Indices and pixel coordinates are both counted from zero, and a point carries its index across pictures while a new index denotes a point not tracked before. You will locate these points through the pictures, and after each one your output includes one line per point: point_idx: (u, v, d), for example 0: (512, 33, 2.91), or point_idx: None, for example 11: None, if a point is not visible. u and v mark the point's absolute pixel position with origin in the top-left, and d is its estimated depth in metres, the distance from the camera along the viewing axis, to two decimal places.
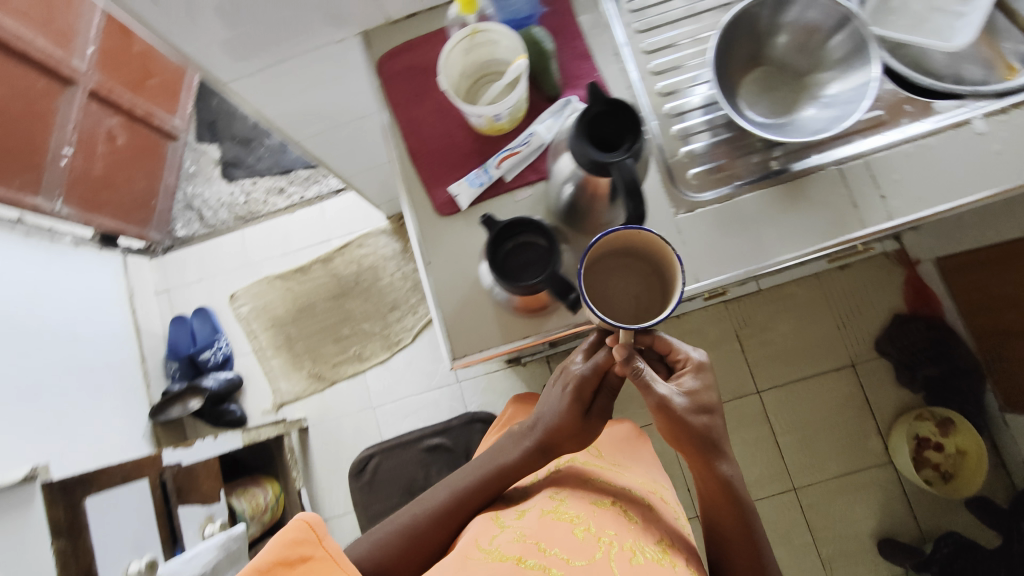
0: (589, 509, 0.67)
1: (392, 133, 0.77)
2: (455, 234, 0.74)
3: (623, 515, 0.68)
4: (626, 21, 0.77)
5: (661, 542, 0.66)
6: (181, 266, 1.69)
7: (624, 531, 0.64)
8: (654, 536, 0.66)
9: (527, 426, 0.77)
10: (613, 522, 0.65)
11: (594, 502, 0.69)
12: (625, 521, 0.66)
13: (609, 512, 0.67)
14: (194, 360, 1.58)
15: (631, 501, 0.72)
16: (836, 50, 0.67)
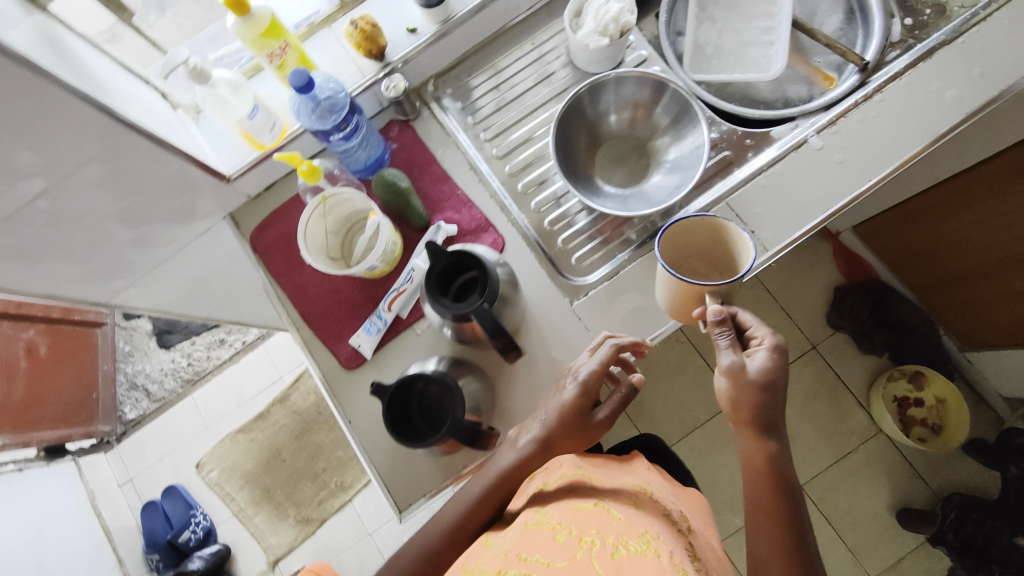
0: (572, 514, 0.56)
1: (282, 302, 0.77)
2: (368, 384, 0.73)
3: (611, 511, 0.56)
4: (472, 133, 0.80)
5: (655, 533, 0.53)
6: (139, 450, 1.64)
7: (608, 525, 0.53)
8: (647, 525, 0.54)
9: (527, 423, 0.68)
10: (599, 520, 0.54)
11: (579, 504, 0.58)
12: (609, 518, 0.54)
13: (593, 513, 0.56)
14: (174, 545, 1.51)
15: (623, 494, 0.60)
16: (663, 116, 0.72)
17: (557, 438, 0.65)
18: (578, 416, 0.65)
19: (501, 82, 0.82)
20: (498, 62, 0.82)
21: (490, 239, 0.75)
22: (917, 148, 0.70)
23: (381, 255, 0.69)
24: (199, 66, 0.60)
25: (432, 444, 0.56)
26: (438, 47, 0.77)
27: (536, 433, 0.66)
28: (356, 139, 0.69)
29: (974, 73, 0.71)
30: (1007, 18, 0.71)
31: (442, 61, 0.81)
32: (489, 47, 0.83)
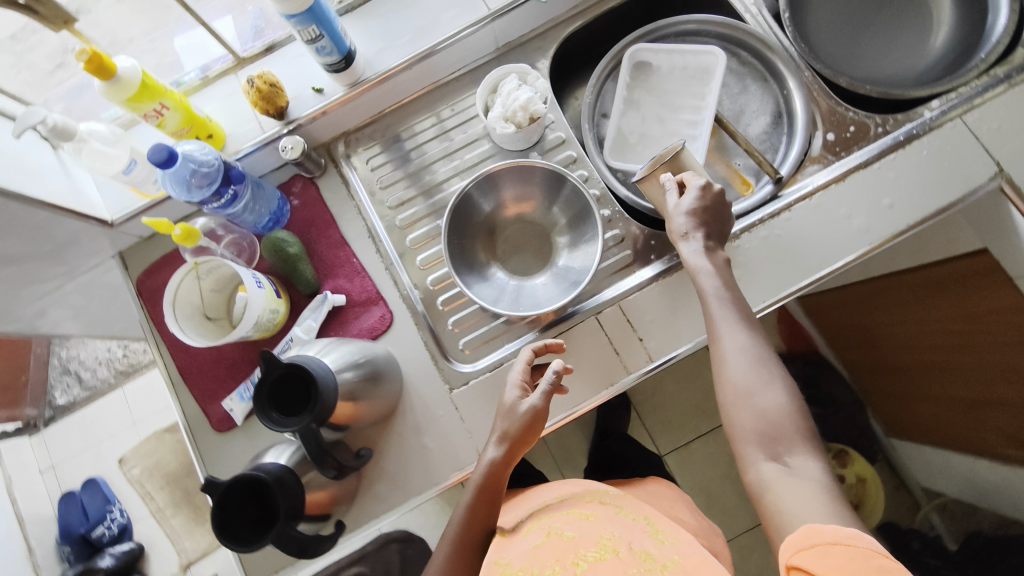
0: (531, 553, 0.61)
1: (161, 355, 0.75)
2: (234, 449, 0.72)
3: (561, 537, 0.63)
4: (378, 198, 0.78)
5: (605, 536, 0.63)
6: (66, 437, 1.63)
7: (570, 548, 0.60)
8: (598, 533, 0.64)
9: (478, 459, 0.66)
10: (554, 546, 0.61)
11: (531, 544, 0.63)
12: (562, 542, 0.62)
13: (547, 543, 0.62)
14: (87, 538, 1.50)
15: (565, 518, 0.68)
16: (565, 210, 0.71)
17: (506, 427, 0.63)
18: (512, 405, 0.64)
19: (413, 145, 0.79)
20: (416, 124, 0.80)
21: (378, 314, 0.73)
22: (816, 275, 0.68)
23: (257, 326, 0.68)
24: (60, 124, 0.59)
25: (257, 549, 0.54)
26: (347, 108, 0.75)
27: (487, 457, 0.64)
28: (244, 205, 0.67)
29: (884, 203, 0.68)
30: (925, 148, 0.69)
31: (355, 118, 0.78)
32: (408, 108, 0.80)
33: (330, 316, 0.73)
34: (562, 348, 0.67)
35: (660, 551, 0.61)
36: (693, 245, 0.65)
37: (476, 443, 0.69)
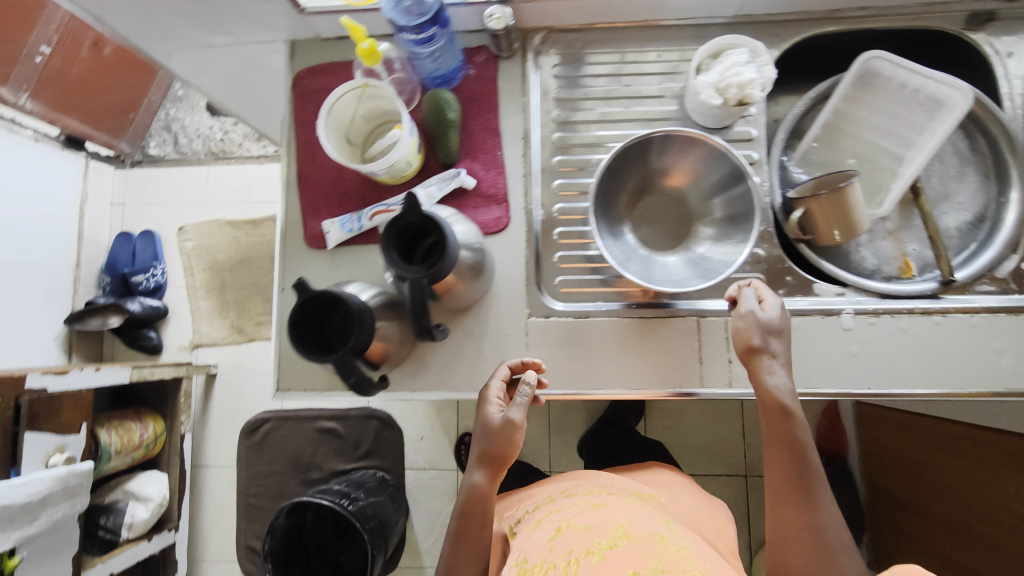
0: (544, 547, 0.78)
1: (288, 154, 0.77)
2: (315, 268, 0.74)
3: (576, 528, 0.81)
4: (546, 106, 0.75)
5: (618, 525, 0.80)
6: (143, 184, 1.71)
7: (582, 539, 0.78)
8: (612, 522, 0.80)
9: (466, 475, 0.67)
10: (573, 537, 0.79)
11: (546, 537, 0.80)
12: (577, 531, 0.80)
13: (564, 533, 0.80)
14: (127, 279, 1.61)
15: (576, 511, 0.85)
16: (722, 207, 0.68)
17: (494, 439, 0.63)
18: (490, 420, 0.64)
19: (604, 71, 0.75)
20: (625, 55, 0.75)
21: (495, 214, 0.72)
22: (934, 389, 0.64)
23: (404, 155, 0.67)
24: None
25: (315, 361, 0.55)
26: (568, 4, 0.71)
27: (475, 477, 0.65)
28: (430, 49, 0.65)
29: None
30: None
31: (565, 18, 0.75)
32: (619, 33, 0.76)
33: (453, 193, 0.73)
34: (541, 368, 0.68)
35: (670, 538, 0.78)
36: (779, 376, 0.60)
37: None
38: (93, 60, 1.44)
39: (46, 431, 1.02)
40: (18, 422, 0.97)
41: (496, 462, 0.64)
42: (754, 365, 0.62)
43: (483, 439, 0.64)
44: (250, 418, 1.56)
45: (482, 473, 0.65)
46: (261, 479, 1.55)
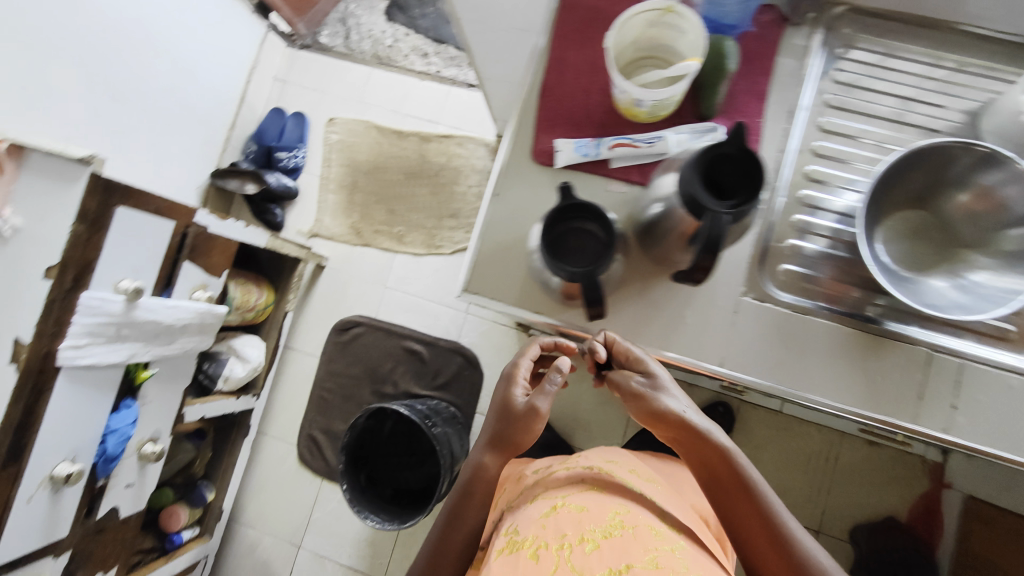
0: (538, 525, 0.82)
1: (539, 61, 0.75)
2: (535, 183, 0.72)
3: (570, 509, 0.85)
4: (824, 87, 0.71)
5: (613, 513, 0.83)
6: (306, 67, 1.74)
7: (578, 522, 0.81)
8: (608, 509, 0.84)
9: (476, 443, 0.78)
10: (567, 518, 0.83)
11: (541, 514, 0.85)
12: (572, 513, 0.83)
13: (559, 513, 0.84)
14: (270, 153, 1.65)
15: (574, 494, 0.89)
16: (1009, 240, 0.65)
17: (506, 420, 0.74)
18: (512, 403, 0.74)
19: (886, 65, 0.71)
20: (901, 49, 0.71)
21: None
22: None
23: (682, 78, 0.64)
24: None
25: (557, 268, 0.57)
26: None
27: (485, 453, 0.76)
28: None
29: None
30: None
31: None
32: (914, 30, 0.71)
33: None
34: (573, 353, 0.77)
35: (664, 533, 0.81)
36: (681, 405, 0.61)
37: (724, 354, 0.67)
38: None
39: (198, 266, 1.06)
40: (179, 250, 1.01)
41: (503, 443, 0.75)
42: (682, 431, 0.61)
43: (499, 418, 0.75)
44: (345, 317, 1.60)
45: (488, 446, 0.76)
46: (339, 377, 1.59)
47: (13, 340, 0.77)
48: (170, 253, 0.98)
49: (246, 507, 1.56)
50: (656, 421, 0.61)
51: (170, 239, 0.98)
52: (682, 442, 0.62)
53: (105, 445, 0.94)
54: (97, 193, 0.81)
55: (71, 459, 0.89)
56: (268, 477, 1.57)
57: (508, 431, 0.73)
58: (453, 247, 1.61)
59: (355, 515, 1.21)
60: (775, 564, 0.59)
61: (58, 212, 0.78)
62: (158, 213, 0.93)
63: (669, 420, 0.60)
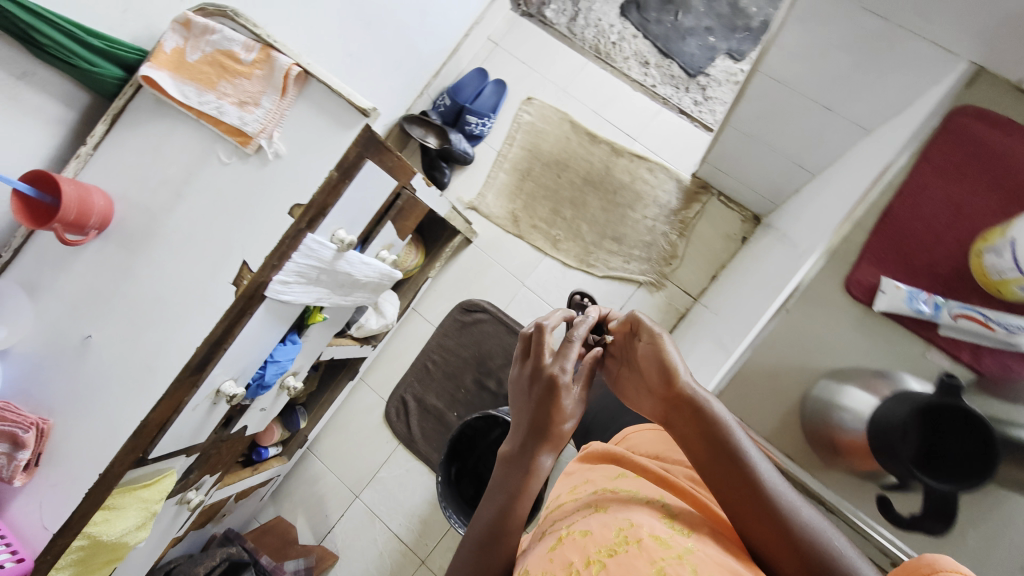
0: (543, 561, 0.57)
1: (890, 179, 0.64)
2: (834, 313, 0.64)
3: (575, 534, 0.58)
4: None
5: (619, 525, 0.56)
6: (522, 36, 1.65)
7: (581, 546, 0.54)
8: (613, 522, 0.57)
9: (506, 445, 0.69)
10: (574, 547, 0.56)
11: (546, 547, 0.59)
12: (579, 539, 0.56)
13: (566, 543, 0.57)
14: (460, 113, 1.60)
15: (581, 512, 0.62)
16: None
17: (552, 413, 0.67)
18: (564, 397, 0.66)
19: None
20: None
21: None
22: None
23: None
24: None
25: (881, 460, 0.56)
26: None
27: (522, 438, 0.67)
28: None
29: None
30: None
31: None
32: None
33: None
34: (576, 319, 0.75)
35: (679, 538, 0.53)
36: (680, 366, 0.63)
37: None
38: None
39: (394, 227, 1.03)
40: (388, 209, 0.98)
41: (546, 432, 0.67)
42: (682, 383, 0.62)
43: (540, 408, 0.67)
44: (475, 300, 1.56)
45: (532, 451, 0.67)
46: (449, 355, 1.57)
47: (242, 262, 0.77)
48: (381, 210, 0.95)
49: (321, 440, 1.58)
50: (662, 371, 0.64)
51: (386, 197, 0.95)
52: (682, 405, 0.61)
53: (263, 372, 0.94)
54: (361, 143, 0.78)
55: (235, 379, 0.90)
56: (351, 420, 1.59)
57: (559, 417, 0.67)
58: (604, 270, 1.53)
59: (439, 508, 1.23)
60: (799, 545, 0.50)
61: (324, 153, 0.77)
62: (390, 171, 0.90)
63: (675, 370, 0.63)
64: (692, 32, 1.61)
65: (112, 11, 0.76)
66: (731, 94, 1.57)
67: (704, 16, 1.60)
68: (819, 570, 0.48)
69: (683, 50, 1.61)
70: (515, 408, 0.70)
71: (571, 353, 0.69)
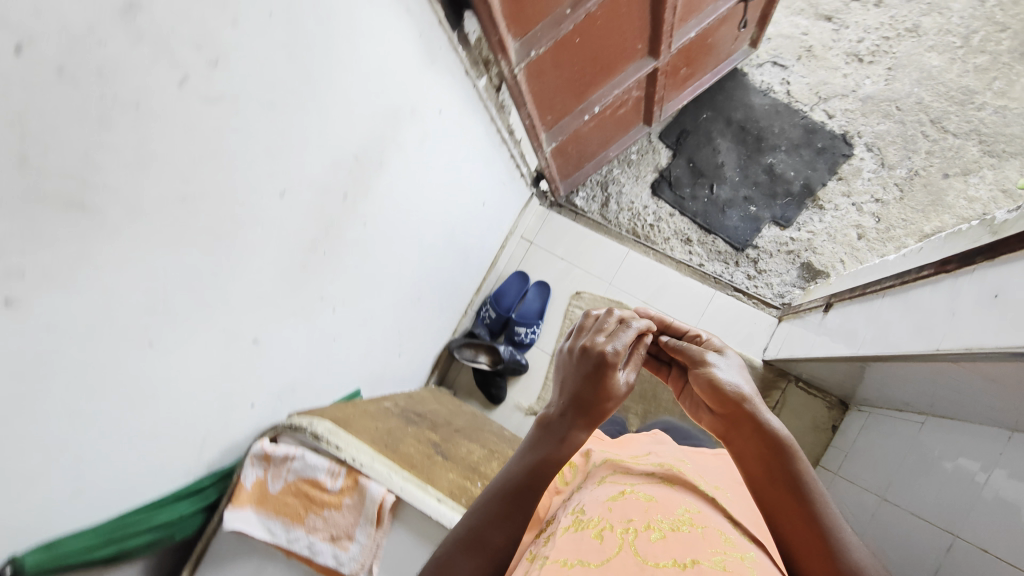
0: (604, 507, 0.65)
1: None
2: None
3: (639, 498, 0.66)
4: None
5: (683, 509, 0.64)
6: (557, 232, 1.63)
7: (643, 510, 0.62)
8: (678, 503, 0.65)
9: (547, 407, 0.67)
10: (634, 505, 0.64)
11: (609, 497, 0.67)
12: (640, 501, 0.65)
13: (626, 500, 0.65)
14: (508, 323, 1.54)
15: (645, 483, 0.71)
16: None
17: (601, 388, 0.65)
18: (614, 375, 0.66)
19: None
20: None
21: None
22: None
23: None
24: None
25: None
26: None
27: (568, 405, 0.65)
28: None
29: None
30: None
31: None
32: None
33: None
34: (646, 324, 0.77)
35: (738, 539, 0.60)
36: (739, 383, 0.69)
37: None
38: (613, 108, 1.35)
39: None
40: None
41: (593, 407, 0.65)
42: (747, 405, 0.66)
43: (590, 380, 0.65)
44: None
45: (573, 420, 0.64)
46: None
47: None
48: None
49: None
50: (723, 392, 0.69)
51: None
52: (743, 422, 0.66)
53: None
54: None
55: None
56: None
57: (606, 394, 0.65)
58: None
59: None
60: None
61: None
62: None
63: (738, 395, 0.67)
64: (731, 204, 1.56)
65: (189, 461, 0.72)
66: (785, 263, 1.51)
67: (739, 185, 1.56)
68: None
69: (725, 223, 1.55)
70: (560, 374, 0.68)
71: (624, 336, 0.69)
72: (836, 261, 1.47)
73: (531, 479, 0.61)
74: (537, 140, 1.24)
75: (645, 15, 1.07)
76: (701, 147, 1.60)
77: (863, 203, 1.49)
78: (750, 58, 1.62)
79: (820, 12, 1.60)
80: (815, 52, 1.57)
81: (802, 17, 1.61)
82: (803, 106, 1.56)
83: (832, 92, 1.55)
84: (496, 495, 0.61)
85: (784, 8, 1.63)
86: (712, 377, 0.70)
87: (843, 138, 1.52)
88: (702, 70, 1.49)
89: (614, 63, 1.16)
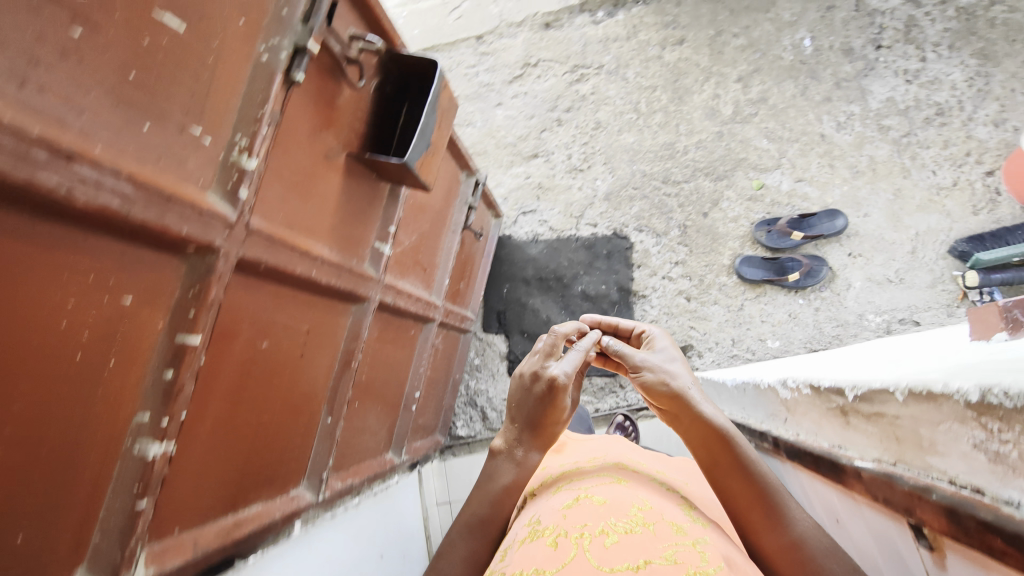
0: (559, 515, 0.63)
1: None
2: None
3: (592, 501, 0.64)
4: None
5: (635, 509, 0.62)
6: (467, 473, 1.54)
7: (596, 514, 0.61)
8: (628, 501, 0.64)
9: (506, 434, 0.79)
10: (587, 509, 0.63)
11: (564, 506, 0.65)
12: (593, 506, 0.63)
13: (580, 506, 0.64)
14: None
15: (597, 482, 0.70)
16: None
17: (549, 412, 0.76)
18: (556, 394, 0.76)
19: None
20: None
21: None
22: None
23: None
24: None
25: None
26: None
27: (525, 431, 0.77)
28: None
29: None
30: None
31: None
32: None
33: None
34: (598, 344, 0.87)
35: (692, 528, 0.60)
36: (676, 380, 0.73)
37: None
38: (430, 365, 1.34)
39: None
40: None
41: (543, 427, 0.77)
42: (679, 398, 0.71)
43: (543, 408, 0.77)
44: None
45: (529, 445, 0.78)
46: None
47: None
48: None
49: None
50: (656, 391, 0.73)
51: None
52: (681, 415, 0.71)
53: None
54: None
55: None
56: None
57: (553, 414, 0.76)
58: None
59: None
60: (768, 539, 0.60)
61: None
62: None
63: (671, 391, 0.72)
64: None
65: None
66: None
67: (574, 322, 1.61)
68: (784, 539, 0.58)
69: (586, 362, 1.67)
70: (514, 402, 0.79)
71: (567, 357, 0.80)
72: (688, 331, 1.56)
73: (495, 509, 0.75)
74: (388, 465, 1.18)
75: (396, 322, 1.08)
76: (523, 315, 1.65)
77: (669, 272, 1.61)
78: (504, 221, 1.75)
79: (525, 154, 1.76)
80: (546, 186, 1.73)
81: (516, 166, 1.76)
82: (570, 231, 1.69)
83: (581, 207, 1.70)
84: (466, 531, 0.74)
85: (499, 167, 1.78)
86: (649, 378, 0.75)
87: (616, 235, 1.66)
88: (477, 264, 1.56)
89: (402, 362, 1.16)
